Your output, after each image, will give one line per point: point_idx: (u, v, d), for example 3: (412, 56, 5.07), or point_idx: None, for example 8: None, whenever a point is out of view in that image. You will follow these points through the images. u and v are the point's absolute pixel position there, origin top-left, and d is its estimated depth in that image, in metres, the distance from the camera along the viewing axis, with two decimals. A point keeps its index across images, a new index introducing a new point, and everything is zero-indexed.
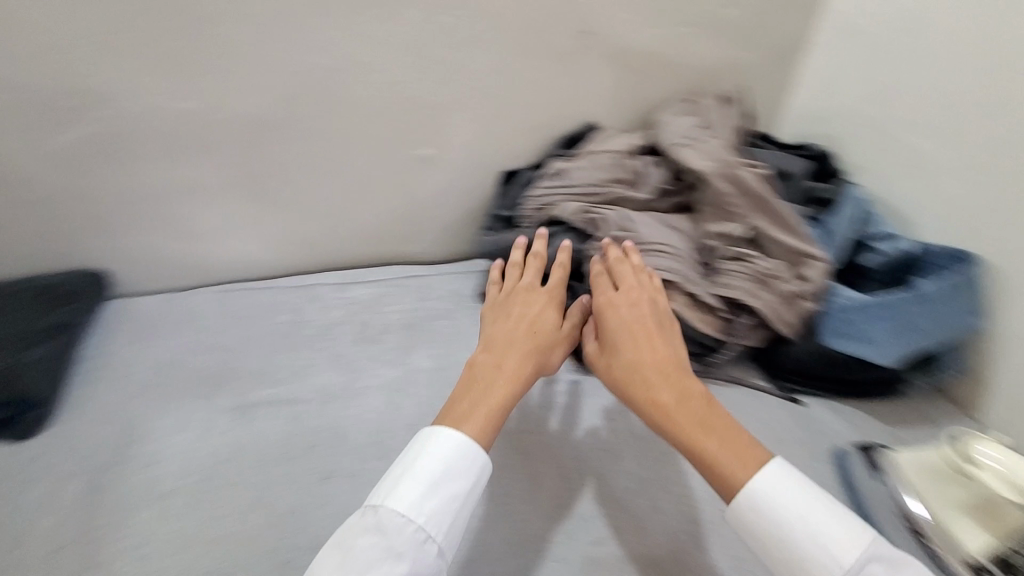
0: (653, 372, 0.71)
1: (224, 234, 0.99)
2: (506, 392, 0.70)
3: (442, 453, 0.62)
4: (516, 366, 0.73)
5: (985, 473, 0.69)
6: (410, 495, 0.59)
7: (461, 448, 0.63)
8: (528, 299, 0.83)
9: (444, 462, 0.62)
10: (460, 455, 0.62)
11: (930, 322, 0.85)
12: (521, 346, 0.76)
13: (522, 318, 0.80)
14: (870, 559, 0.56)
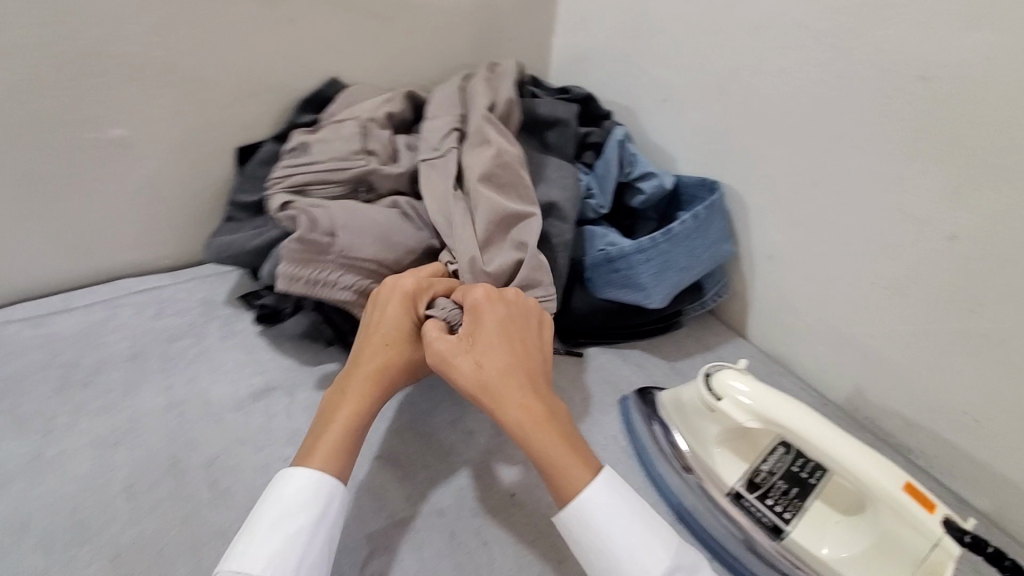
0: (528, 372, 0.50)
1: None
2: (349, 429, 0.48)
3: (309, 488, 0.43)
4: (365, 392, 0.50)
5: (724, 399, 0.47)
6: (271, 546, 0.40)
7: (324, 481, 0.44)
8: (387, 310, 0.54)
9: (309, 508, 0.43)
10: (315, 490, 0.44)
11: (688, 258, 0.65)
12: (373, 362, 0.51)
13: (397, 325, 0.54)
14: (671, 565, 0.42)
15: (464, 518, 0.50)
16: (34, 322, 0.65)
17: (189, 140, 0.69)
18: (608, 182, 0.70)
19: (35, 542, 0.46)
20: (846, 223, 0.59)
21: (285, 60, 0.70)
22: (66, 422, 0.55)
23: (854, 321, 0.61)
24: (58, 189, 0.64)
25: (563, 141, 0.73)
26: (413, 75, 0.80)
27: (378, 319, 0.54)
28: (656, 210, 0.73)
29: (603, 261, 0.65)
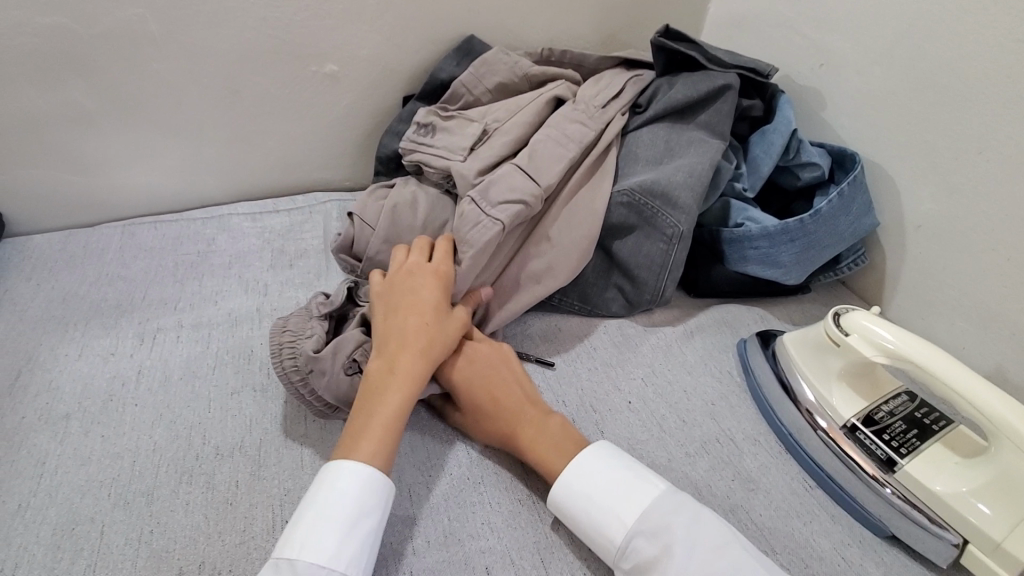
0: (501, 397, 0.51)
1: (202, 158, 0.80)
2: (393, 407, 0.47)
3: (361, 478, 0.44)
4: (416, 372, 0.49)
5: (852, 333, 0.51)
6: (334, 542, 0.41)
7: (371, 477, 0.44)
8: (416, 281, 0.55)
9: (368, 505, 0.43)
10: (380, 490, 0.44)
11: (834, 235, 0.66)
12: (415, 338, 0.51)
13: (390, 296, 0.55)
14: (632, 529, 0.43)
15: (586, 412, 0.56)
16: (252, 216, 0.81)
17: (382, 79, 0.82)
18: (760, 166, 0.71)
19: (257, 364, 0.59)
20: (1012, 191, 0.57)
21: (468, 14, 0.80)
22: (277, 288, 0.69)
23: (1007, 295, 0.59)
24: (285, 110, 0.80)
25: (718, 118, 0.68)
26: (573, 33, 0.87)
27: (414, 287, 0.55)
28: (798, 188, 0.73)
29: (739, 240, 0.67)
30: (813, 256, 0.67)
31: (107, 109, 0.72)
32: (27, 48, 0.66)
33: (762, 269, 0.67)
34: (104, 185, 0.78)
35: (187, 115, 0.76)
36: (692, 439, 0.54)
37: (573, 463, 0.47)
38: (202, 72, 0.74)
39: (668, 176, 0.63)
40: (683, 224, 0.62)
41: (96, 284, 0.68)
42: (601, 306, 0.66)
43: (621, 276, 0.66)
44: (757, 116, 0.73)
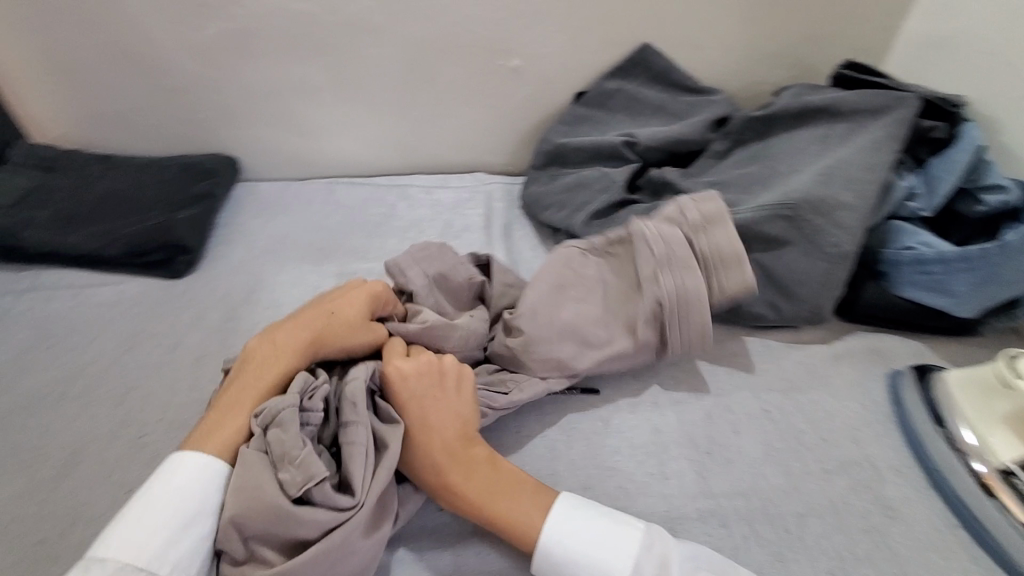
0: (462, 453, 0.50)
1: (393, 134, 0.92)
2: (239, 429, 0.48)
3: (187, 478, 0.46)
4: (269, 382, 0.51)
5: None
6: (152, 542, 0.43)
7: (195, 465, 0.47)
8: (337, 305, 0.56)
9: (177, 497, 0.45)
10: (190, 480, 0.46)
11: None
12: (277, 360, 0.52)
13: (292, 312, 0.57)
14: None
15: (722, 410, 0.59)
16: (427, 189, 0.93)
17: (558, 80, 0.89)
18: (939, 185, 0.69)
19: None
20: None
21: (648, 23, 0.84)
22: None
23: None
24: (467, 98, 0.90)
25: (898, 126, 0.68)
26: (751, 46, 0.88)
27: (320, 303, 0.57)
28: (986, 222, 0.70)
29: (909, 262, 0.66)
30: (999, 294, 0.63)
31: (328, 84, 0.86)
32: (278, 31, 0.81)
33: (935, 298, 0.65)
34: (314, 149, 0.92)
35: (388, 96, 0.88)
36: (828, 457, 0.55)
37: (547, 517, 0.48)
38: (407, 61, 0.85)
39: (833, 191, 0.64)
40: (846, 244, 0.64)
41: (307, 231, 0.83)
42: (751, 317, 0.67)
43: (776, 291, 0.67)
44: (944, 138, 0.71)
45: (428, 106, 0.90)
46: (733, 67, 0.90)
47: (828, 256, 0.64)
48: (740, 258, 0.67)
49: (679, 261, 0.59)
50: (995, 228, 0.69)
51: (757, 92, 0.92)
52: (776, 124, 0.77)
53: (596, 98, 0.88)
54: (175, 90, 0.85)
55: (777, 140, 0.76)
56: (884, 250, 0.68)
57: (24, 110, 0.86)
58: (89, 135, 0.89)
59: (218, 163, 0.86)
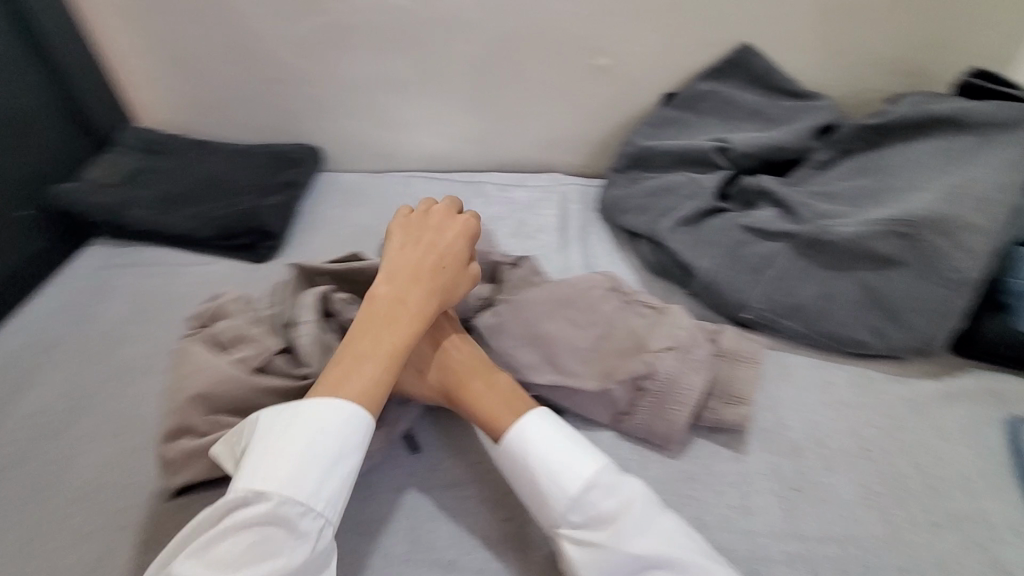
0: (461, 377, 0.52)
1: (472, 130, 0.92)
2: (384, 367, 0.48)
3: (328, 419, 0.45)
4: (428, 305, 0.53)
5: None
6: (311, 483, 0.42)
7: (350, 412, 0.46)
8: (438, 244, 0.58)
9: (337, 434, 0.45)
10: (336, 414, 0.45)
11: None
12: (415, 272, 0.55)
13: (395, 241, 0.58)
14: None
15: (812, 444, 0.54)
16: (502, 187, 0.91)
17: (645, 80, 0.85)
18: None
19: None
20: None
21: (750, 23, 0.79)
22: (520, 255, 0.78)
23: None
24: (549, 96, 0.88)
25: None
26: (863, 49, 0.81)
27: (432, 241, 0.58)
28: None
29: None
30: None
31: (414, 78, 0.87)
32: (371, 25, 0.82)
33: None
34: (395, 142, 0.93)
35: (471, 93, 0.88)
36: (936, 508, 0.49)
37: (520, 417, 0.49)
38: (493, 58, 0.84)
39: (958, 210, 0.58)
40: (964, 268, 0.57)
41: (382, 225, 0.84)
42: (850, 344, 0.61)
43: (883, 317, 0.60)
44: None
45: (510, 104, 0.88)
46: (840, 71, 0.83)
47: (948, 283, 0.58)
48: (842, 277, 0.61)
49: (700, 356, 0.56)
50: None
51: (865, 98, 0.85)
52: (884, 131, 0.70)
53: (686, 99, 0.84)
54: (269, 80, 0.88)
55: (887, 152, 0.70)
56: (1009, 281, 0.60)
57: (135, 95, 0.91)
58: (190, 122, 0.94)
59: (304, 153, 0.88)
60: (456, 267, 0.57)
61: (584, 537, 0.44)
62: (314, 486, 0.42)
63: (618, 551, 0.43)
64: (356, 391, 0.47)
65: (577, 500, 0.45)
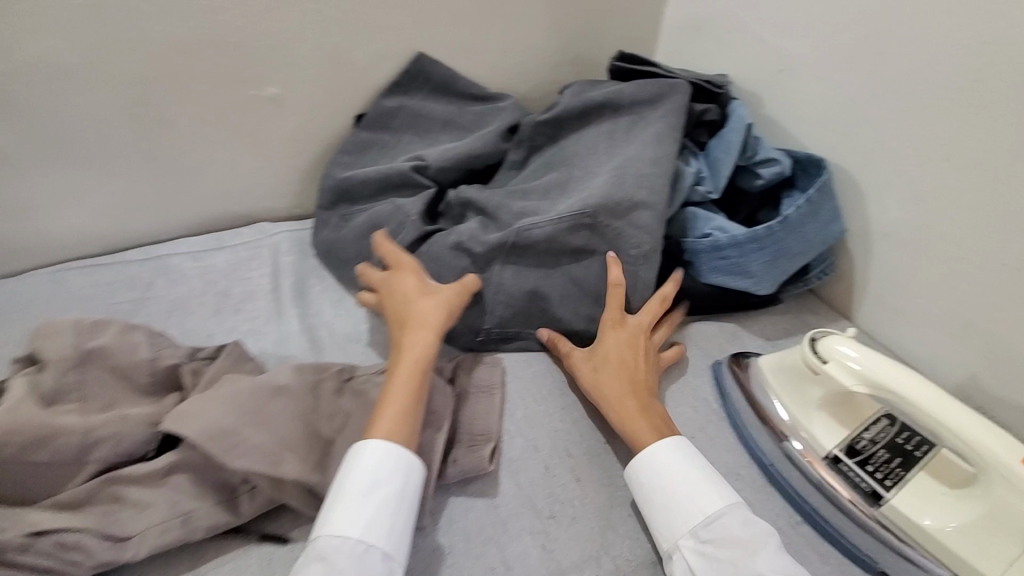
0: (618, 362, 0.56)
1: (131, 197, 0.74)
2: (411, 400, 0.49)
3: (380, 471, 0.45)
4: (424, 343, 0.53)
5: (830, 361, 0.49)
6: (367, 514, 0.43)
7: (389, 460, 0.46)
8: (426, 321, 0.55)
9: (391, 477, 0.45)
10: (398, 460, 0.46)
11: (802, 246, 0.66)
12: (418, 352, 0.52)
13: (397, 331, 0.55)
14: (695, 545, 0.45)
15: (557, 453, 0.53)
16: (194, 256, 0.76)
17: (326, 105, 0.77)
18: (720, 166, 0.71)
19: None
20: (973, 201, 0.56)
21: (414, 31, 0.76)
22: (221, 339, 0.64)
23: (974, 303, 0.59)
24: (219, 139, 0.74)
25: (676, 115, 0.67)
26: (527, 45, 0.83)
27: (420, 319, 0.55)
28: (764, 192, 0.73)
29: (709, 249, 0.66)
30: (784, 266, 0.67)
31: (17, 148, 0.65)
32: None
33: (736, 281, 0.67)
34: (26, 231, 0.71)
35: (110, 151, 0.70)
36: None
37: (658, 445, 0.50)
38: (123, 106, 0.67)
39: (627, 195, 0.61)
40: (624, 233, 0.61)
41: (20, 350, 0.62)
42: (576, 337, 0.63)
43: (591, 304, 0.62)
44: (718, 121, 0.74)
45: (171, 156, 0.73)
46: (515, 68, 0.85)
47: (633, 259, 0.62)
48: (549, 275, 0.62)
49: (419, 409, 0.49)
50: (773, 200, 0.73)
51: (544, 90, 0.89)
52: (557, 124, 0.73)
53: (376, 119, 0.78)
54: None
55: (566, 142, 0.73)
56: (685, 241, 0.68)
57: None
58: None
59: None
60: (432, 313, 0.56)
61: (705, 549, 0.45)
62: (369, 522, 0.43)
63: (717, 539, 0.45)
64: (394, 427, 0.47)
65: (706, 521, 0.46)
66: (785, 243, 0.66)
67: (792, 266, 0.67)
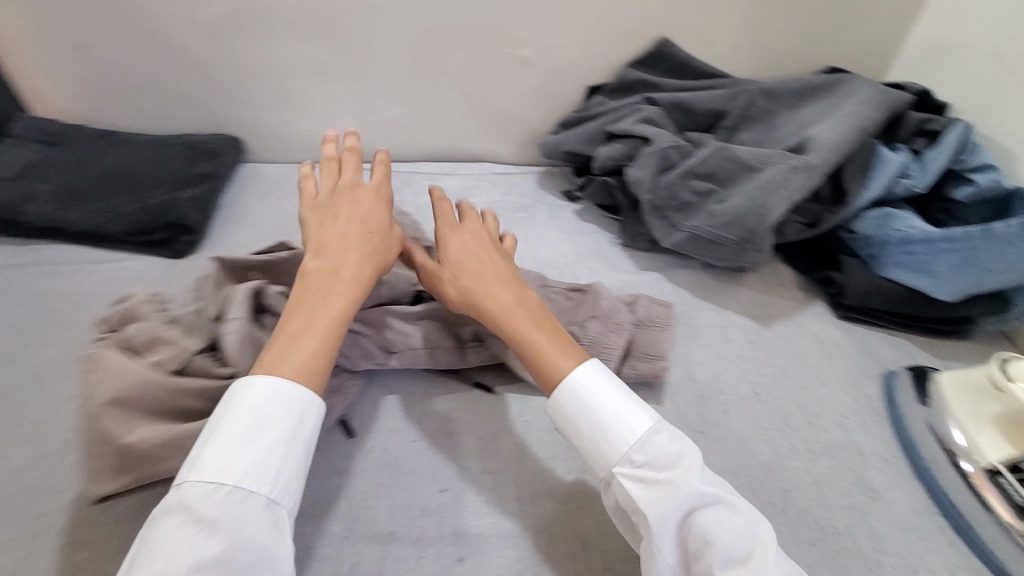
0: (482, 268, 0.56)
1: (397, 121, 0.91)
2: (334, 307, 0.49)
3: (277, 388, 0.44)
4: (358, 256, 0.53)
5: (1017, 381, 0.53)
6: (236, 455, 0.41)
7: (290, 383, 0.44)
8: (359, 218, 0.56)
9: (279, 406, 0.43)
10: (291, 399, 0.44)
11: (1006, 263, 0.63)
12: (370, 240, 0.54)
13: (311, 232, 0.55)
14: (651, 427, 0.47)
15: (715, 390, 0.61)
16: (433, 176, 0.93)
17: (567, 71, 0.88)
18: (931, 165, 0.73)
19: None
20: None
21: (661, 18, 0.83)
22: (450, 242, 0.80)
23: None
24: (473, 86, 0.88)
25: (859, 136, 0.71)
26: (761, 45, 0.87)
27: (353, 215, 0.56)
28: (984, 213, 0.71)
29: (896, 242, 0.69)
30: (983, 283, 0.65)
31: (334, 67, 0.84)
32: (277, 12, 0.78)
33: (915, 279, 0.68)
34: (324, 131, 0.91)
35: (396, 83, 0.86)
36: (817, 440, 0.58)
37: (581, 364, 0.50)
38: (414, 48, 0.83)
39: (767, 205, 0.65)
40: (753, 204, 0.66)
41: None
42: (714, 252, 0.70)
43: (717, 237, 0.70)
44: (941, 132, 0.76)
45: (436, 94, 0.88)
46: (743, 64, 0.89)
47: (748, 217, 0.66)
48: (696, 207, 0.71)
49: (622, 322, 0.61)
50: None
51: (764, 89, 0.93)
52: (778, 103, 0.82)
53: (618, 88, 0.88)
54: (179, 68, 0.83)
55: (780, 119, 0.81)
56: (874, 232, 0.71)
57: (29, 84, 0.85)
58: (87, 109, 0.88)
59: (221, 142, 0.86)
60: (370, 206, 0.57)
61: (641, 473, 0.45)
62: (260, 453, 0.42)
63: (653, 452, 0.45)
64: (300, 358, 0.45)
65: (638, 441, 0.46)
66: (987, 253, 0.64)
67: (994, 285, 0.65)
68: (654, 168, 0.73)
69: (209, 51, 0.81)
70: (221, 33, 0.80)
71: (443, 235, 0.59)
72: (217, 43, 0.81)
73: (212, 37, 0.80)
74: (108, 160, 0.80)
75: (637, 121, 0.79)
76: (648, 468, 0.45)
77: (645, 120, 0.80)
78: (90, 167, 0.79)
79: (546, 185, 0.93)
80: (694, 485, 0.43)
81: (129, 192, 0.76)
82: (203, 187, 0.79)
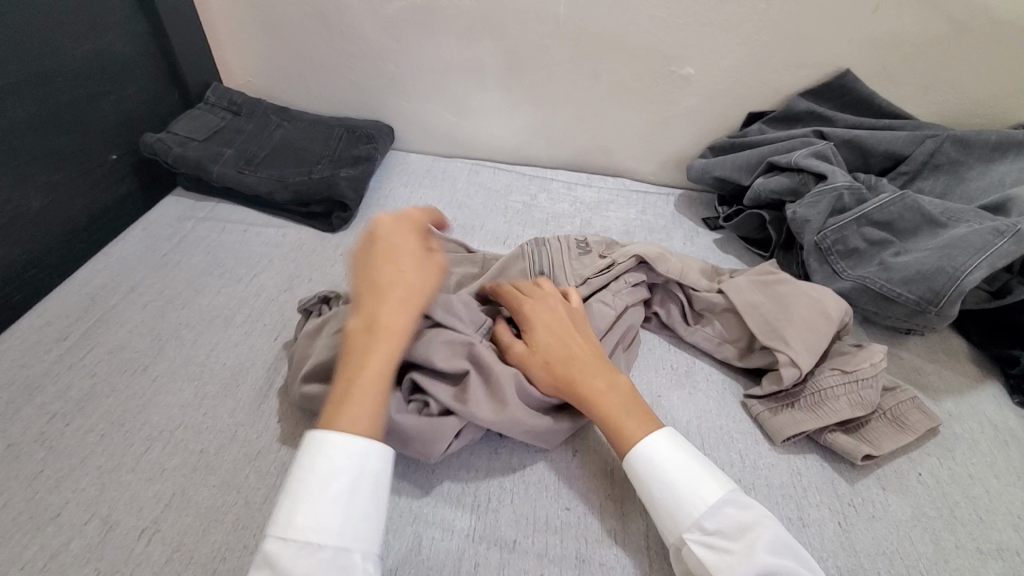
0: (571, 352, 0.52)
1: (542, 127, 0.92)
2: (385, 357, 0.46)
3: (348, 450, 0.41)
4: (404, 314, 0.48)
5: None
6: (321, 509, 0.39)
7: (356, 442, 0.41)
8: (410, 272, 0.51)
9: (351, 464, 0.41)
10: (369, 453, 0.41)
11: None
12: (412, 299, 0.49)
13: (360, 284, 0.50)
14: (721, 496, 0.42)
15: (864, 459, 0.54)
16: (569, 185, 0.92)
17: (728, 95, 0.84)
18: None
19: None
20: None
21: (846, 48, 0.77)
22: None
23: None
24: (626, 99, 0.86)
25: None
26: (957, 88, 0.78)
27: (399, 269, 0.51)
28: None
29: None
30: None
31: (496, 68, 0.86)
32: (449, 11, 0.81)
33: None
34: (471, 128, 0.94)
35: (549, 89, 0.87)
36: (988, 539, 0.49)
37: (645, 435, 0.46)
38: (574, 57, 0.83)
39: (955, 264, 0.58)
40: (937, 261, 0.59)
41: (451, 209, 0.85)
42: (878, 308, 0.63)
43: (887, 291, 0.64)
44: None
45: (585, 104, 0.88)
46: (930, 108, 0.80)
47: (930, 273, 0.59)
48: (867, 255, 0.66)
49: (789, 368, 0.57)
50: None
51: None
52: (972, 154, 0.72)
53: (782, 119, 0.83)
54: (351, 55, 0.89)
55: (972, 172, 0.72)
56: None
57: (224, 57, 0.94)
58: (272, 86, 0.96)
59: (379, 130, 0.90)
60: (420, 259, 0.52)
61: (710, 540, 0.41)
62: (343, 505, 0.39)
63: (723, 524, 0.41)
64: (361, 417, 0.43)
65: (706, 508, 0.42)
66: None
67: None
68: (825, 209, 0.68)
69: (382, 41, 0.86)
70: (396, 25, 0.84)
71: (528, 309, 0.56)
72: (391, 36, 0.85)
73: (387, 29, 0.85)
74: (280, 134, 0.87)
75: (809, 156, 0.74)
76: (718, 538, 0.41)
77: (815, 155, 0.74)
78: (265, 140, 0.86)
79: (685, 209, 0.89)
80: (766, 557, 0.39)
81: (294, 166, 0.83)
82: (357, 167, 0.83)
